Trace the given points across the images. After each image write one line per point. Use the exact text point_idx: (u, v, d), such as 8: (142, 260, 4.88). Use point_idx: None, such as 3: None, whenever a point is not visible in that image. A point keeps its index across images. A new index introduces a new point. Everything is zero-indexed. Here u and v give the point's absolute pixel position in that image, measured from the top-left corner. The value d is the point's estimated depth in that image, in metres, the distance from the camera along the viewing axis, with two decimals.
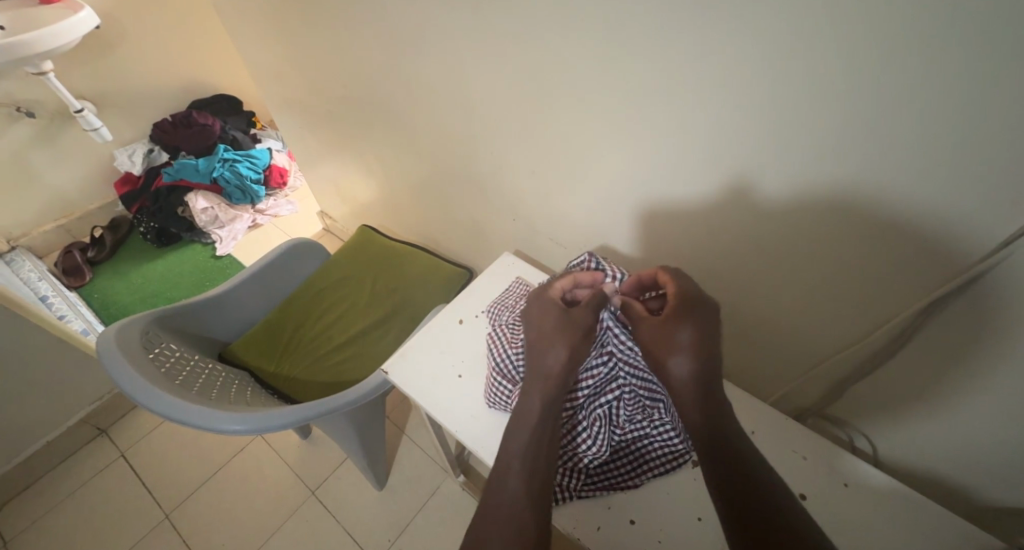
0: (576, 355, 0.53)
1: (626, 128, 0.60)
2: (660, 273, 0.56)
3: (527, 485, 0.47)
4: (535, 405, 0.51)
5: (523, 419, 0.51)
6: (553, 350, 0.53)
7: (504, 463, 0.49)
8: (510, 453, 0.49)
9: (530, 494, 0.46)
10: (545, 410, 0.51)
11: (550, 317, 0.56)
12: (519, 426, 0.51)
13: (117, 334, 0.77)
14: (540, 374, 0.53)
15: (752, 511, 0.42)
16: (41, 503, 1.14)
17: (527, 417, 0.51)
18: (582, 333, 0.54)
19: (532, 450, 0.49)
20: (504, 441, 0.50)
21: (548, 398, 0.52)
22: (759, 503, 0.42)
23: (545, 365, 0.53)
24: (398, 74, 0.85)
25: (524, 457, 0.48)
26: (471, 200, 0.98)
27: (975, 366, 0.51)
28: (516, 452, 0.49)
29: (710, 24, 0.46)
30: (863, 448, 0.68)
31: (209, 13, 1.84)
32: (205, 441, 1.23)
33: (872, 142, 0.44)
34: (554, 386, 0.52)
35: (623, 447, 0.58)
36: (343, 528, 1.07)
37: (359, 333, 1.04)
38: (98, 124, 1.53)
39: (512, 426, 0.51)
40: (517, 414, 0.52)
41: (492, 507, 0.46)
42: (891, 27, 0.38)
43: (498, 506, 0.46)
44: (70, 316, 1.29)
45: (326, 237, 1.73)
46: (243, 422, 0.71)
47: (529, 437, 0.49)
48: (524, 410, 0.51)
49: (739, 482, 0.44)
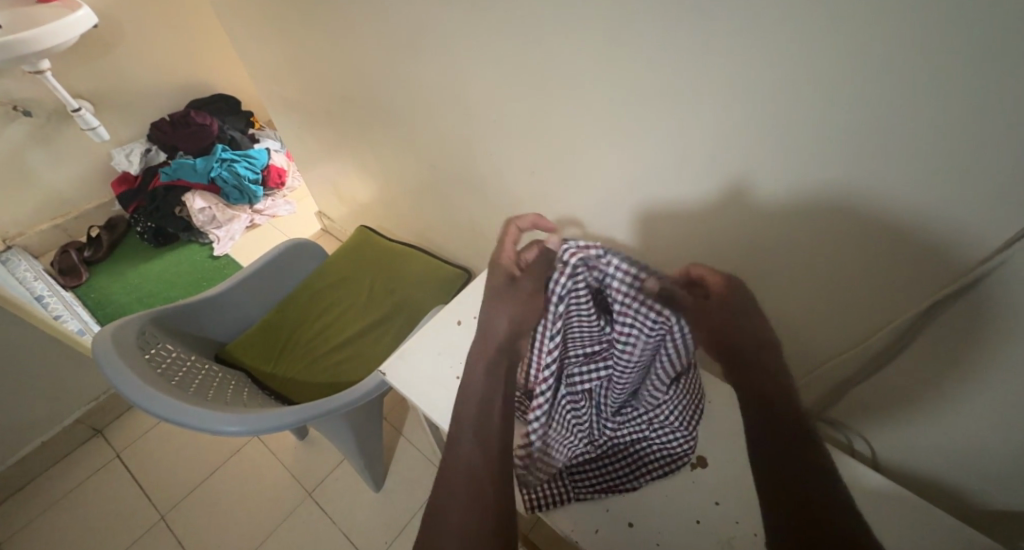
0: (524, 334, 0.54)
1: (624, 129, 0.60)
2: (694, 267, 0.45)
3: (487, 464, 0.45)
4: (484, 378, 0.52)
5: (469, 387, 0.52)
6: (501, 326, 0.54)
7: (459, 429, 0.48)
8: (463, 418, 0.49)
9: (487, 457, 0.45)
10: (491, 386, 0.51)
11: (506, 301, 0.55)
12: (471, 401, 0.51)
13: (114, 334, 0.77)
14: (489, 347, 0.54)
15: (798, 513, 0.39)
16: (34, 505, 1.13)
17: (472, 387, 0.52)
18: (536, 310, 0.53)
19: (483, 415, 0.49)
20: (455, 408, 0.51)
21: (491, 366, 0.53)
22: (797, 498, 0.39)
23: (494, 340, 0.54)
24: (398, 77, 0.86)
25: (477, 423, 0.48)
26: (470, 201, 0.97)
27: (974, 369, 0.51)
28: (468, 417, 0.49)
29: (710, 26, 0.46)
30: (861, 450, 0.68)
31: (207, 12, 1.83)
32: (201, 442, 1.22)
33: (874, 144, 0.43)
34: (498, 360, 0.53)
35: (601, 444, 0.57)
36: (340, 530, 1.06)
37: (356, 333, 1.04)
38: (95, 123, 1.53)
39: (463, 398, 0.52)
40: (465, 386, 0.53)
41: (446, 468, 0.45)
42: (888, 29, 0.38)
43: (451, 467, 0.45)
44: (66, 316, 1.28)
45: (324, 238, 1.72)
46: (240, 423, 0.71)
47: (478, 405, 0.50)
48: (473, 383, 0.52)
49: (790, 479, 0.40)
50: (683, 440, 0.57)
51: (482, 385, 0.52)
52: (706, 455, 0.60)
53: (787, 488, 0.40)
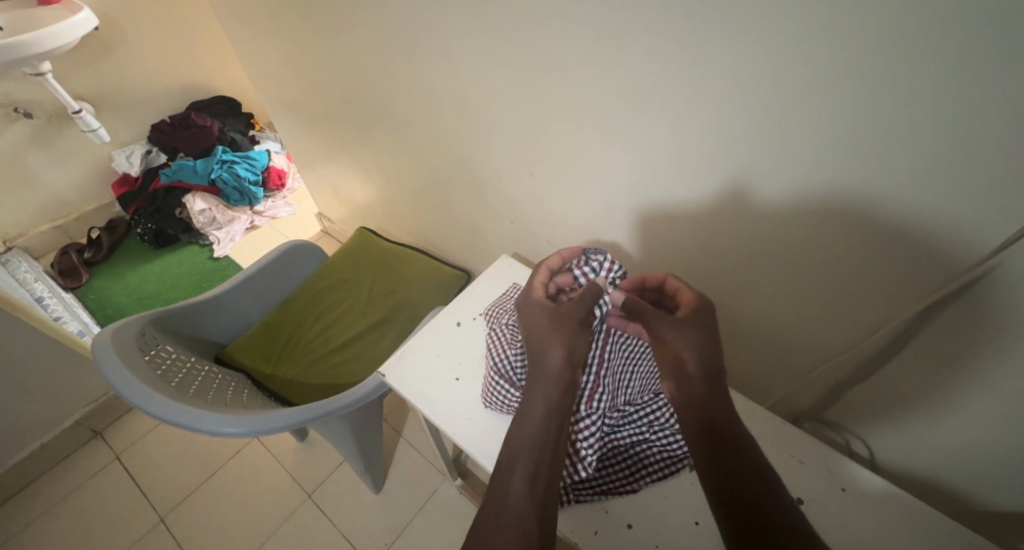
0: (576, 353, 0.52)
1: (623, 131, 0.60)
2: (671, 280, 0.56)
3: (533, 498, 0.45)
4: (541, 409, 0.50)
5: (528, 420, 0.49)
6: (552, 350, 0.52)
7: (507, 467, 0.47)
8: (514, 457, 0.48)
9: (539, 507, 0.44)
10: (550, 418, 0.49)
11: (546, 328, 0.54)
12: (524, 433, 0.49)
13: (113, 336, 0.77)
14: (543, 374, 0.51)
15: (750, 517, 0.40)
16: (34, 507, 1.13)
17: (531, 421, 0.49)
18: (579, 328, 0.53)
19: (538, 455, 0.47)
20: (507, 443, 0.49)
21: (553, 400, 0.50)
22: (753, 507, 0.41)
23: (547, 368, 0.51)
24: (397, 79, 0.86)
25: (530, 459, 0.47)
26: (470, 203, 0.97)
27: (972, 371, 0.51)
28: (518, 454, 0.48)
29: (708, 29, 0.46)
30: (859, 452, 0.68)
31: (206, 14, 1.84)
32: (200, 443, 1.22)
33: (871, 146, 0.43)
34: (562, 386, 0.51)
35: (610, 451, 0.58)
36: (339, 531, 1.06)
37: (356, 335, 1.04)
38: (96, 125, 1.52)
39: (514, 431, 0.50)
40: (520, 416, 0.50)
41: (495, 516, 0.44)
42: (889, 28, 0.38)
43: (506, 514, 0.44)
44: (66, 317, 1.28)
45: (324, 239, 1.72)
46: (239, 424, 0.71)
47: (536, 436, 0.48)
48: (529, 417, 0.50)
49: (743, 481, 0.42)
50: (682, 443, 0.57)
51: (544, 417, 0.49)
52: None
53: (739, 487, 0.42)
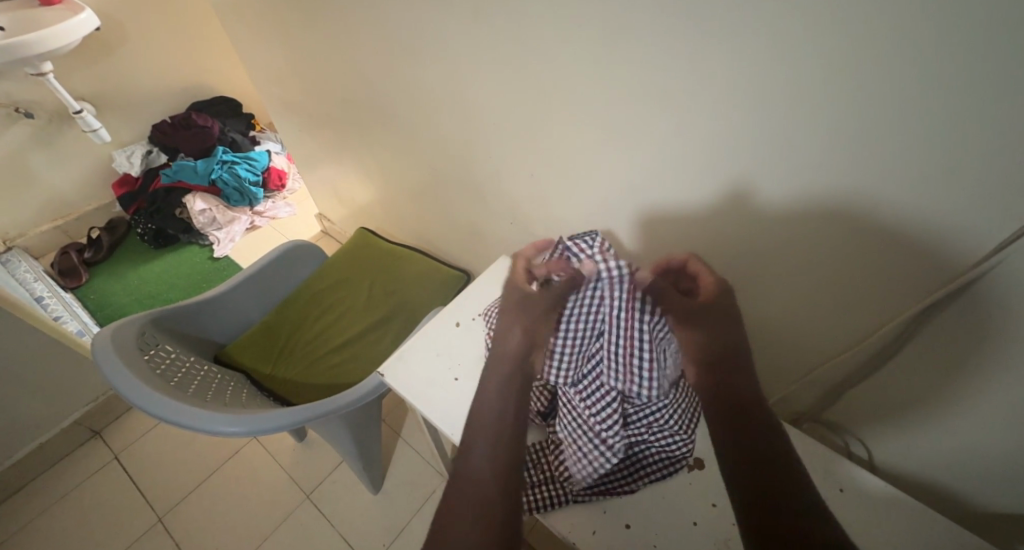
0: (536, 339, 0.56)
1: (622, 133, 0.60)
2: (692, 262, 0.54)
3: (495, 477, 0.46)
4: (498, 386, 0.53)
5: (486, 399, 0.52)
6: (513, 335, 0.57)
7: (471, 441, 0.49)
8: (476, 435, 0.50)
9: (503, 481, 0.45)
10: (503, 393, 0.52)
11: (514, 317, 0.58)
12: (483, 410, 0.52)
13: (112, 336, 0.77)
14: (504, 354, 0.56)
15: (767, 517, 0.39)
16: (32, 506, 1.12)
17: (487, 401, 0.52)
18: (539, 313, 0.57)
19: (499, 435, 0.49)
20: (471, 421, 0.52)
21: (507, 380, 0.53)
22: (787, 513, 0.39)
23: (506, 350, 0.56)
24: (398, 80, 0.86)
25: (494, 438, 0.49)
26: (468, 203, 0.98)
27: (970, 373, 0.51)
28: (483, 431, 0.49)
29: (707, 31, 0.46)
30: (858, 453, 0.68)
31: (208, 15, 1.84)
32: (199, 443, 1.22)
33: (869, 148, 0.44)
34: (515, 366, 0.54)
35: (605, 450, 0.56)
36: (338, 532, 1.06)
37: (355, 336, 1.04)
38: (97, 125, 1.52)
39: (476, 407, 0.53)
40: (481, 394, 0.54)
41: (458, 488, 0.45)
42: (893, 28, 0.38)
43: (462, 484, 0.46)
44: (66, 316, 1.28)
45: (324, 239, 1.72)
46: (238, 424, 0.71)
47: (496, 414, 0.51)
48: (486, 394, 0.53)
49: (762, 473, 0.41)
50: (681, 444, 0.57)
51: (500, 393, 0.52)
52: (704, 457, 0.60)
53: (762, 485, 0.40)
